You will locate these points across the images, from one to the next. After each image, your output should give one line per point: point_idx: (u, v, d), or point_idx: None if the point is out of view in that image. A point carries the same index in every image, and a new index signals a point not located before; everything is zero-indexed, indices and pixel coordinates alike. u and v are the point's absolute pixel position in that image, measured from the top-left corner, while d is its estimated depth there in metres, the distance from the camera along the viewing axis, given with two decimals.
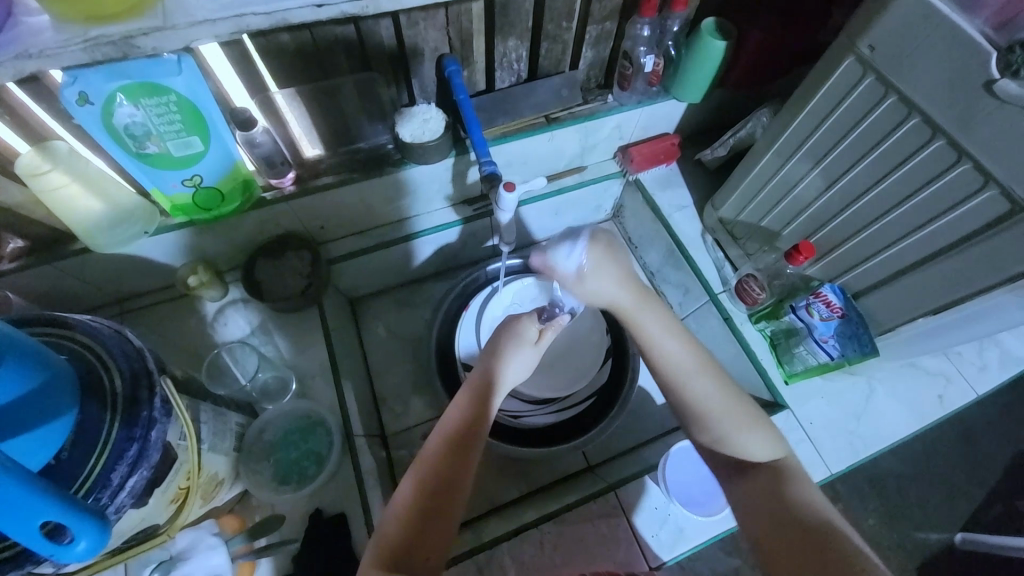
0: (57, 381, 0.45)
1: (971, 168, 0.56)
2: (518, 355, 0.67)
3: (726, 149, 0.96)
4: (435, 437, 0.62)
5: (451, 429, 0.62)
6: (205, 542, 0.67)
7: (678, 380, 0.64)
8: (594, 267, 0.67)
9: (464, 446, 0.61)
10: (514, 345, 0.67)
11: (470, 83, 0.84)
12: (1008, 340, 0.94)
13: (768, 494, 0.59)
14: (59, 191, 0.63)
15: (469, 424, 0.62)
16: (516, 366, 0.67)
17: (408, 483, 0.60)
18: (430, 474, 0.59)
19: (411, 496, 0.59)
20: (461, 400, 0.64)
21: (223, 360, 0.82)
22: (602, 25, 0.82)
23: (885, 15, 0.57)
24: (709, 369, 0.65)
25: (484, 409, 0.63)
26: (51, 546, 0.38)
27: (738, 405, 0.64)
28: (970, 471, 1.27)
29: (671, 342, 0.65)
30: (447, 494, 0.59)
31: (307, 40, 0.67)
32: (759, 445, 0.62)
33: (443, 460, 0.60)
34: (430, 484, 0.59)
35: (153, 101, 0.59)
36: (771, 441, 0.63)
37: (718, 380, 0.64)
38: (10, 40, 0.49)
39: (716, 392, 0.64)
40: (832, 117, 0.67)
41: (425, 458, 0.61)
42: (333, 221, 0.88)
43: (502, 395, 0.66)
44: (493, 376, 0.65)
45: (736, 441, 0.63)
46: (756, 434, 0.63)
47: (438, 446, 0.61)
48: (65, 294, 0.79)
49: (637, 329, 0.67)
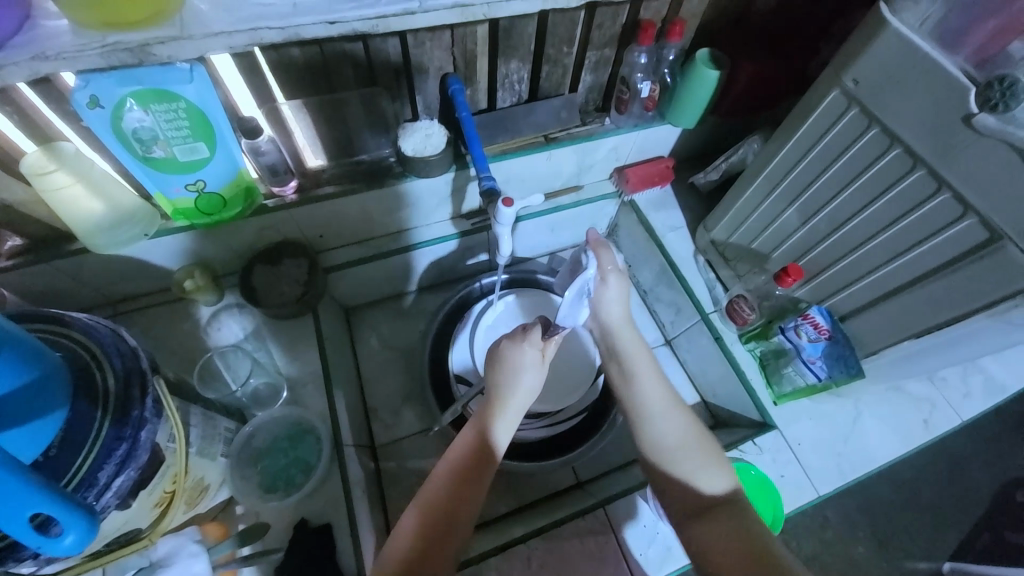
0: (50, 377, 0.45)
1: (950, 197, 0.59)
2: (525, 380, 0.66)
3: (719, 174, 0.99)
4: (442, 465, 0.61)
5: (459, 457, 0.61)
6: (188, 549, 0.65)
7: (644, 416, 0.65)
8: (614, 282, 0.72)
9: (472, 471, 0.60)
10: (519, 370, 0.66)
11: (472, 101, 0.86)
12: (991, 367, 0.96)
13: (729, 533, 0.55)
14: (63, 191, 0.64)
15: (476, 451, 0.61)
16: (524, 390, 0.66)
17: (412, 510, 0.60)
18: (436, 499, 0.59)
19: (415, 521, 0.59)
20: (470, 427, 0.64)
21: (215, 364, 0.83)
22: (601, 52, 0.85)
23: (869, 51, 0.60)
24: (673, 404, 0.66)
25: (489, 437, 0.62)
26: (38, 539, 0.38)
27: (703, 443, 0.63)
28: (958, 499, 1.28)
29: (650, 375, 0.67)
30: (452, 517, 0.59)
31: (316, 55, 0.69)
32: (718, 482, 0.60)
33: (448, 484, 0.60)
34: (435, 508, 0.59)
35: (163, 106, 0.60)
36: (728, 477, 0.61)
37: (689, 416, 0.65)
38: (27, 43, 0.51)
39: (682, 426, 0.64)
40: (819, 146, 0.70)
41: (430, 485, 0.60)
42: (333, 230, 0.89)
43: (511, 420, 0.65)
44: (500, 401, 0.65)
45: (698, 477, 0.60)
46: (714, 470, 0.61)
47: (446, 474, 0.60)
48: (60, 293, 0.79)
49: (623, 357, 0.70)
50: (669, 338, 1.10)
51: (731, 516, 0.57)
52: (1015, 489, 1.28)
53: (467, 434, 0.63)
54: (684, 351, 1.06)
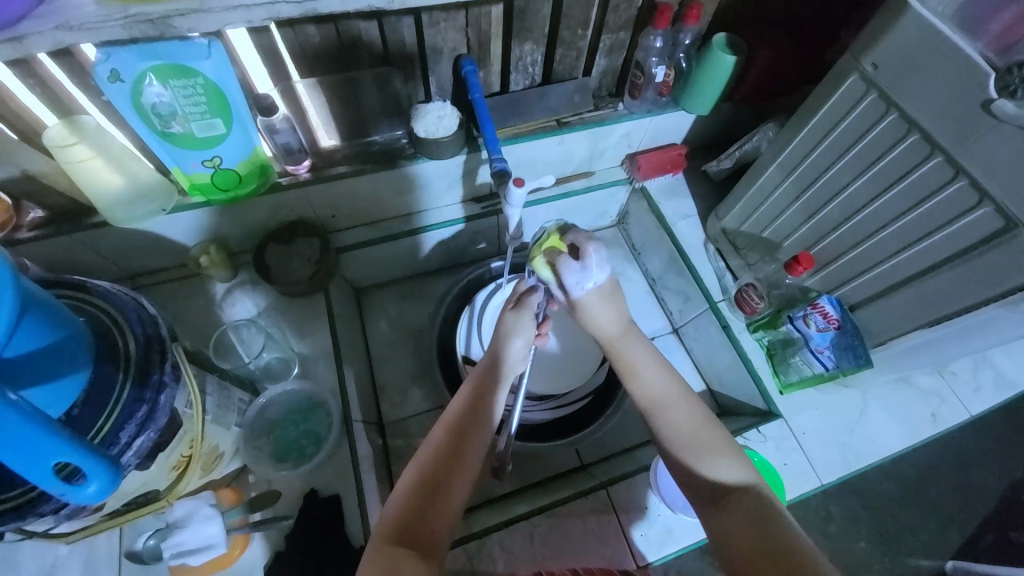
0: (72, 339, 0.46)
1: (966, 185, 0.58)
2: (517, 344, 0.70)
3: (732, 162, 0.98)
4: (439, 425, 0.63)
5: (452, 414, 0.63)
6: (201, 512, 0.66)
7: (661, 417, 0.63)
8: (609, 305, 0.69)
9: (470, 425, 0.62)
10: (510, 333, 0.70)
11: (485, 84, 0.86)
12: (1002, 362, 0.95)
13: (745, 526, 0.52)
14: (84, 164, 0.66)
15: (470, 406, 0.64)
16: (512, 354, 0.70)
17: (410, 470, 0.60)
18: (432, 455, 0.60)
19: (412, 482, 0.58)
20: (466, 384, 0.67)
21: (229, 337, 0.85)
22: (616, 35, 0.84)
23: (888, 36, 0.59)
24: (690, 405, 0.64)
25: (482, 397, 0.65)
26: (62, 486, 0.39)
27: (710, 429, 0.62)
28: (962, 496, 1.28)
29: (659, 378, 0.66)
30: (449, 473, 0.59)
31: (332, 33, 0.70)
32: (731, 467, 0.58)
33: (446, 441, 0.61)
34: (433, 464, 0.59)
35: (181, 82, 0.61)
36: (742, 462, 0.59)
37: (700, 416, 0.63)
38: (50, 12, 0.51)
39: (695, 425, 0.62)
40: (837, 131, 0.69)
41: (427, 446, 0.61)
42: (344, 210, 0.90)
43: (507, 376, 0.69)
44: (498, 360, 0.69)
45: (707, 467, 0.58)
46: (721, 453, 0.59)
47: (441, 432, 0.62)
48: (80, 265, 0.81)
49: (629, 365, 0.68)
50: (676, 326, 1.10)
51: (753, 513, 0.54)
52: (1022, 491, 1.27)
53: (463, 393, 0.66)
54: (692, 340, 1.05)
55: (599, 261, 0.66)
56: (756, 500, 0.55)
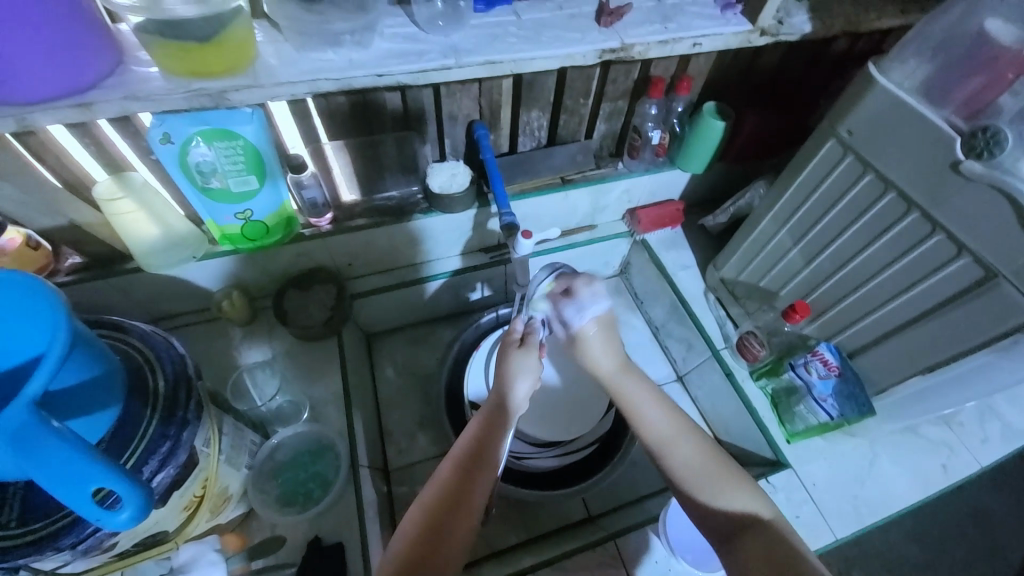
0: (110, 375, 0.50)
1: (944, 239, 0.63)
2: (520, 388, 0.69)
3: (727, 217, 1.04)
4: (447, 465, 0.64)
5: (460, 455, 0.64)
6: (206, 557, 0.68)
7: (659, 441, 0.65)
8: (602, 336, 0.73)
9: (475, 468, 0.62)
10: (516, 376, 0.70)
11: (495, 145, 0.94)
12: (1008, 412, 0.95)
13: (756, 556, 0.54)
14: (126, 217, 0.73)
15: (478, 448, 0.64)
16: (518, 395, 0.69)
17: (412, 514, 0.60)
18: (435, 500, 0.60)
19: (416, 525, 0.59)
20: (471, 428, 0.67)
21: (243, 381, 0.88)
22: (614, 104, 0.93)
23: (859, 107, 0.66)
24: (687, 432, 0.65)
25: (489, 441, 0.65)
26: (97, 512, 0.42)
27: (716, 461, 0.63)
28: (990, 560, 1.22)
29: (654, 409, 0.68)
30: (453, 518, 0.59)
31: (359, 102, 0.78)
32: (744, 499, 0.59)
33: (453, 482, 0.62)
34: (438, 507, 0.60)
35: (224, 144, 0.68)
36: (754, 494, 0.60)
37: (699, 444, 0.64)
38: (119, 84, 0.59)
39: (693, 453, 0.63)
40: (821, 188, 0.75)
41: (434, 486, 0.62)
42: (360, 259, 0.95)
43: (512, 421, 0.69)
44: (503, 403, 0.69)
45: (712, 495, 0.60)
46: (731, 487, 0.60)
47: (449, 472, 0.63)
48: (107, 308, 0.86)
49: (621, 396, 0.70)
50: (681, 374, 1.10)
51: (767, 540, 0.55)
52: None
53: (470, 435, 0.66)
54: (697, 388, 1.05)
55: (594, 296, 0.73)
56: (768, 534, 0.56)
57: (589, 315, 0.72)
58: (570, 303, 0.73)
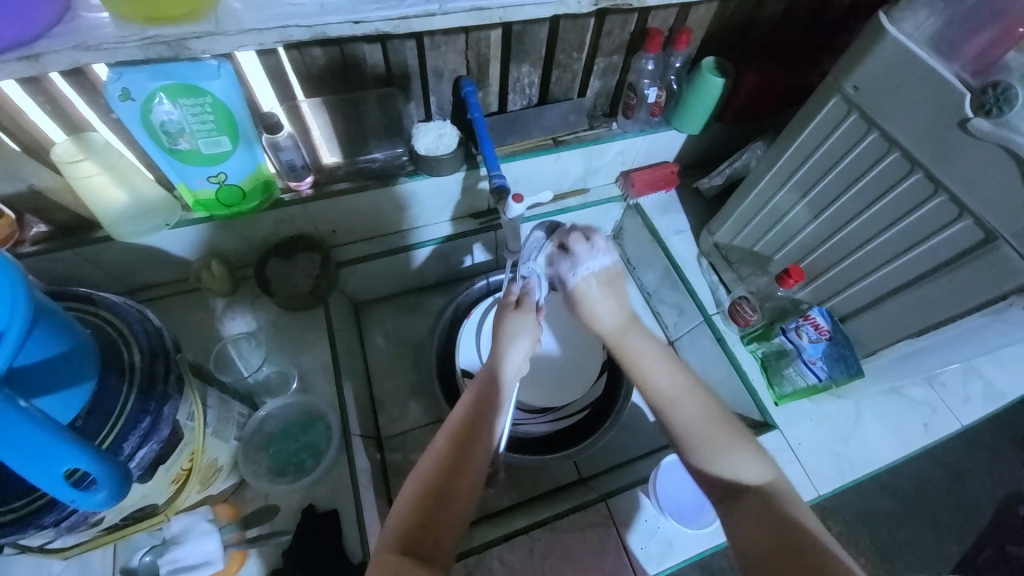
0: (80, 350, 0.47)
1: (945, 200, 0.61)
2: (517, 352, 0.70)
3: (722, 179, 1.02)
4: (443, 433, 0.63)
5: (456, 422, 0.63)
6: (199, 528, 0.68)
7: (665, 403, 0.63)
8: (605, 289, 0.71)
9: (473, 435, 0.62)
10: (512, 340, 0.70)
11: (484, 104, 0.89)
12: (989, 373, 0.98)
13: (757, 523, 0.52)
14: (90, 181, 0.68)
15: (474, 414, 0.63)
16: (515, 359, 0.70)
17: (411, 480, 0.60)
18: (434, 467, 0.59)
19: (415, 491, 0.58)
20: (468, 392, 0.66)
21: (228, 351, 0.85)
22: (609, 59, 0.88)
23: (867, 60, 0.62)
24: (693, 394, 0.63)
25: (485, 406, 0.65)
26: (73, 492, 0.40)
27: (722, 425, 0.61)
28: (959, 511, 1.28)
29: (661, 367, 0.66)
30: (452, 485, 0.58)
31: (337, 55, 0.72)
32: (749, 465, 0.57)
33: (450, 449, 0.61)
34: (437, 474, 0.59)
35: (190, 101, 0.63)
36: (759, 458, 0.58)
37: (706, 406, 0.62)
38: (68, 32, 0.53)
39: (701, 416, 0.61)
40: (823, 148, 0.72)
41: (430, 453, 0.61)
42: (345, 226, 0.91)
43: (508, 388, 0.69)
44: (500, 368, 0.69)
45: (717, 464, 0.58)
46: (737, 452, 0.59)
47: (446, 440, 0.62)
48: (80, 280, 0.82)
49: (625, 353, 0.68)
50: (671, 339, 1.10)
51: (768, 502, 0.54)
52: (1017, 503, 1.28)
53: (466, 401, 0.65)
54: (687, 353, 1.06)
55: (592, 249, 0.71)
56: (770, 498, 0.54)
57: (585, 271, 0.71)
58: (565, 258, 0.72)
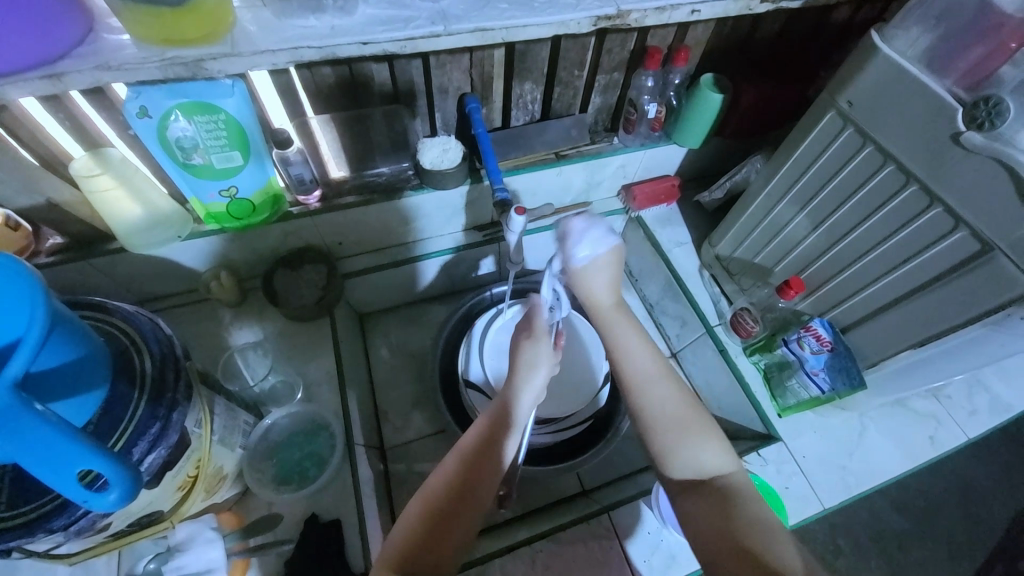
0: (94, 357, 0.48)
1: (942, 212, 0.62)
2: (526, 384, 0.66)
3: (723, 192, 1.03)
4: (452, 456, 0.63)
5: (467, 447, 0.63)
6: (203, 536, 0.68)
7: (636, 379, 0.63)
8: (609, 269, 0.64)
9: (483, 463, 0.61)
10: (529, 368, 0.66)
11: (487, 119, 0.92)
12: (995, 385, 0.97)
13: (708, 519, 0.54)
14: (107, 194, 0.70)
15: (486, 441, 0.62)
16: (533, 389, 0.66)
17: (417, 497, 0.61)
18: (440, 489, 0.60)
19: (419, 508, 0.59)
20: (481, 417, 0.66)
21: (235, 361, 0.88)
22: (610, 76, 0.90)
23: (860, 77, 0.64)
24: (665, 376, 0.64)
25: (499, 433, 0.63)
26: (84, 494, 0.41)
27: (692, 414, 0.62)
28: (971, 528, 1.26)
29: (641, 346, 0.65)
30: (456, 513, 0.59)
31: (346, 73, 0.75)
32: (712, 457, 0.59)
33: (457, 473, 0.61)
34: (441, 496, 0.59)
35: (205, 118, 0.65)
36: (722, 451, 0.60)
37: (678, 389, 0.63)
38: (91, 52, 0.55)
39: (670, 400, 0.62)
40: (819, 162, 0.74)
41: (438, 473, 0.62)
42: (351, 239, 0.93)
43: (524, 416, 0.67)
44: (512, 400, 0.65)
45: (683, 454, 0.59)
46: (705, 445, 0.60)
47: (455, 462, 0.62)
48: (93, 290, 0.84)
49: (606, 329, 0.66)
50: (674, 351, 1.08)
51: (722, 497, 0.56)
52: None
53: (479, 426, 0.65)
54: (689, 364, 1.03)
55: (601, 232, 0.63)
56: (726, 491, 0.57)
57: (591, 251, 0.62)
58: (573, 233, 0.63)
